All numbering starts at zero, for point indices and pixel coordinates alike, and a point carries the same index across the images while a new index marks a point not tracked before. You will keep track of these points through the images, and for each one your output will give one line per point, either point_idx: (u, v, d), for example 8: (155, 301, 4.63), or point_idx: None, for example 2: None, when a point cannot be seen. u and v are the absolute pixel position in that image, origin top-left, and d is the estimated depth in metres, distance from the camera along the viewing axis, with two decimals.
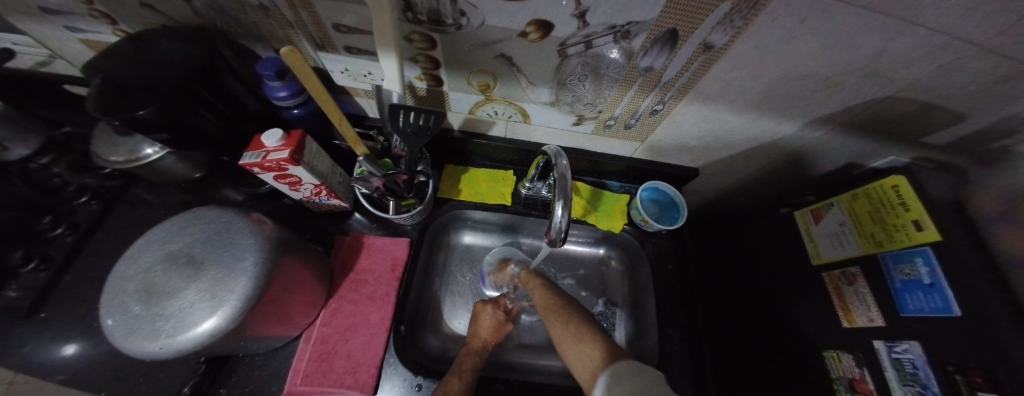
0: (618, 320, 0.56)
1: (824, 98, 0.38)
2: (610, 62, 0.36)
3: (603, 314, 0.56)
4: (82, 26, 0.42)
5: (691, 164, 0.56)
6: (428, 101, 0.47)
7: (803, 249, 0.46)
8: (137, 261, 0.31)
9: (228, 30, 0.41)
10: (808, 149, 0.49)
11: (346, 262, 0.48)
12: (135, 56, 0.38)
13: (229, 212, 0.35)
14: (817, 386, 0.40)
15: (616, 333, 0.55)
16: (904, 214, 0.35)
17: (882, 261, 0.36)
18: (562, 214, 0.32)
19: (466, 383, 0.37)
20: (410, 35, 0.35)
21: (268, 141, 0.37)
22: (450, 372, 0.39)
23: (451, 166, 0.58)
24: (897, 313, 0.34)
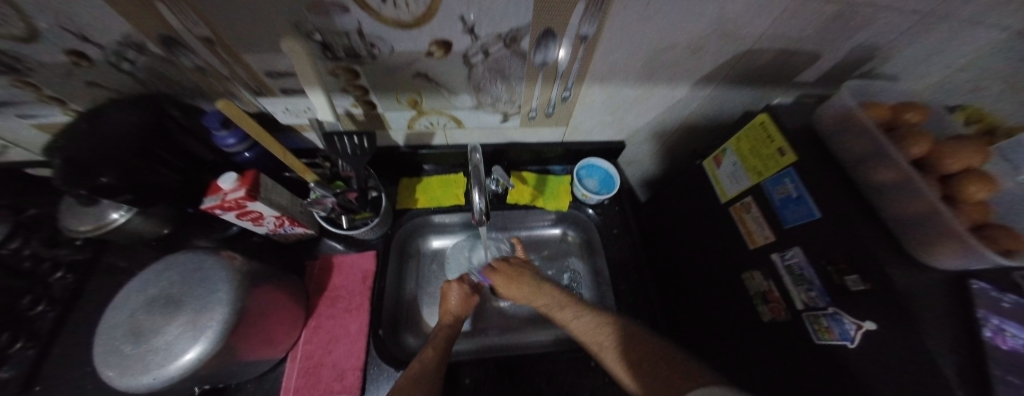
0: (584, 289, 0.62)
1: (696, 62, 0.45)
2: (510, 63, 0.42)
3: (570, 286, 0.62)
4: (33, 112, 0.46)
5: (618, 138, 0.62)
6: (369, 124, 0.52)
7: (715, 191, 0.52)
8: (122, 311, 0.35)
9: (171, 92, 0.45)
10: (710, 107, 0.56)
11: (320, 283, 0.53)
12: (87, 130, 0.42)
13: (199, 254, 0.39)
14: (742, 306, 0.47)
15: None
16: (772, 145, 0.42)
17: (765, 188, 0.43)
18: (480, 201, 0.43)
19: (438, 351, 0.43)
20: (334, 70, 0.40)
21: (224, 185, 0.40)
22: (427, 343, 0.45)
23: (406, 179, 0.63)
24: (782, 227, 0.40)
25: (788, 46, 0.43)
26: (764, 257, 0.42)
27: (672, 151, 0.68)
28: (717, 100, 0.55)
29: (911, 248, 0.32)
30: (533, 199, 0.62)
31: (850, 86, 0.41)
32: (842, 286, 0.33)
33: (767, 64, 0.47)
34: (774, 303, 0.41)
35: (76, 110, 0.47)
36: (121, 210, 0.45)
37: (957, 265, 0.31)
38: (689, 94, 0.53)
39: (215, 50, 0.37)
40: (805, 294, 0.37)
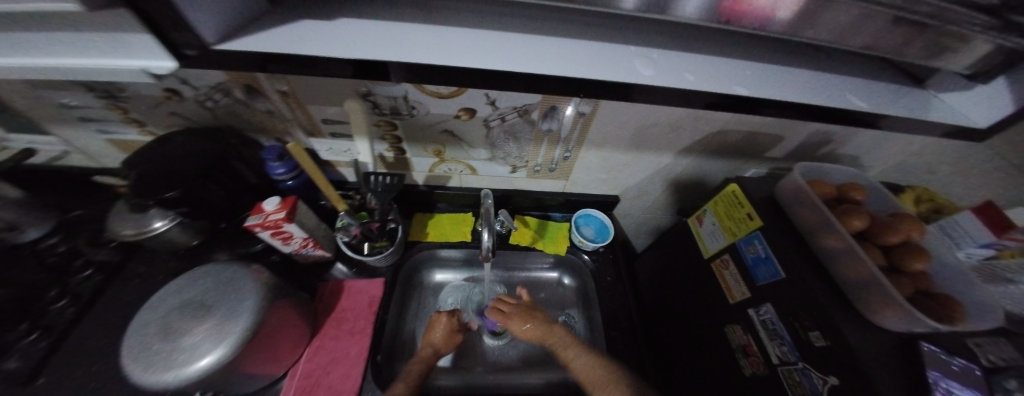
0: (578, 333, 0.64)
1: (676, 137, 0.54)
2: (521, 128, 0.51)
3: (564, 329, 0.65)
4: (114, 129, 0.55)
5: (613, 192, 0.70)
6: (396, 166, 0.60)
7: (698, 247, 0.58)
8: (155, 311, 0.39)
9: (238, 126, 0.54)
10: (693, 173, 0.64)
11: (329, 304, 0.56)
12: (160, 151, 0.49)
13: (233, 265, 0.44)
14: (725, 359, 0.49)
15: None
16: (743, 210, 0.49)
17: (739, 247, 0.48)
18: (488, 239, 0.49)
19: (409, 386, 0.44)
20: (379, 123, 0.50)
21: (269, 206, 0.47)
22: (399, 378, 0.45)
23: (419, 214, 0.69)
24: (754, 283, 0.45)
25: (752, 129, 0.52)
26: (742, 312, 0.46)
27: (663, 207, 0.75)
28: (698, 168, 0.63)
29: (864, 310, 0.36)
30: (533, 242, 0.67)
31: (805, 168, 0.49)
32: (807, 341, 0.37)
33: (737, 142, 0.56)
34: (754, 356, 0.44)
35: (150, 131, 0.56)
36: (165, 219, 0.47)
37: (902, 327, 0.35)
38: (673, 162, 0.61)
39: (288, 100, 0.47)
40: (778, 348, 0.41)
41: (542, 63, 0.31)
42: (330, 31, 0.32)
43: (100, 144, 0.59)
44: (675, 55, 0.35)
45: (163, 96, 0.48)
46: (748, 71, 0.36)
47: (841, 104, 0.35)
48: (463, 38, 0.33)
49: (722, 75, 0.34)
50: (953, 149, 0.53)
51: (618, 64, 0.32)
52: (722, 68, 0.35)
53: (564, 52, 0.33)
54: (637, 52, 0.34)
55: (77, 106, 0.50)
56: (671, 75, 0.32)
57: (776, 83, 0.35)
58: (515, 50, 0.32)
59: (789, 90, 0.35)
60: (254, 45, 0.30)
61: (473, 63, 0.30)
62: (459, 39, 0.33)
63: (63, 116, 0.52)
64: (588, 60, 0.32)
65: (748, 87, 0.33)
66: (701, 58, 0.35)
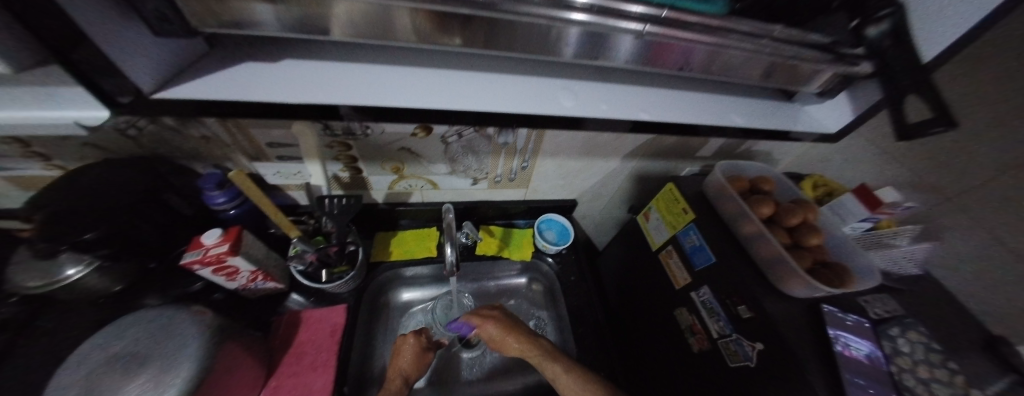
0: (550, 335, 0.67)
1: (621, 143, 0.59)
2: (479, 142, 0.53)
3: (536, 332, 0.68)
4: (10, 166, 0.47)
5: (571, 196, 0.74)
6: (353, 185, 0.59)
7: (647, 241, 0.63)
8: (67, 374, 0.34)
9: (168, 154, 0.50)
10: (640, 173, 0.71)
11: (286, 339, 0.53)
12: (63, 186, 0.43)
13: (170, 309, 0.40)
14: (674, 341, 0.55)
15: None
16: (679, 205, 0.55)
17: (680, 238, 0.54)
18: (453, 254, 0.50)
19: None
20: (331, 145, 0.49)
21: (208, 240, 0.44)
22: None
23: (382, 233, 0.68)
24: (695, 269, 0.51)
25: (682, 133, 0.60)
26: (687, 296, 0.52)
27: (618, 207, 0.81)
28: (643, 169, 0.70)
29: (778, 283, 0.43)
30: (500, 250, 0.69)
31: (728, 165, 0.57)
32: (737, 314, 0.43)
33: (672, 146, 0.63)
34: (701, 334, 0.49)
35: (58, 166, 0.49)
36: (80, 265, 0.41)
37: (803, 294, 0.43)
38: (621, 165, 0.67)
39: (226, 125, 0.44)
40: (716, 324, 0.46)
41: (486, 100, 0.38)
42: (284, 74, 0.36)
43: None
44: (595, 87, 0.45)
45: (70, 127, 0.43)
46: (651, 98, 0.46)
47: (722, 121, 0.47)
48: (419, 80, 0.39)
49: (629, 103, 0.44)
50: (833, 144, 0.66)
51: (546, 98, 0.41)
52: (631, 98, 0.45)
53: (505, 90, 0.40)
54: (564, 85, 0.43)
55: None
56: (589, 105, 0.41)
57: (672, 108, 0.46)
58: (465, 90, 0.39)
59: (682, 112, 0.46)
60: (193, 91, 0.32)
61: (423, 103, 0.36)
62: (415, 81, 0.39)
63: None
64: (523, 96, 0.40)
65: (650, 112, 0.44)
66: (615, 90, 0.45)
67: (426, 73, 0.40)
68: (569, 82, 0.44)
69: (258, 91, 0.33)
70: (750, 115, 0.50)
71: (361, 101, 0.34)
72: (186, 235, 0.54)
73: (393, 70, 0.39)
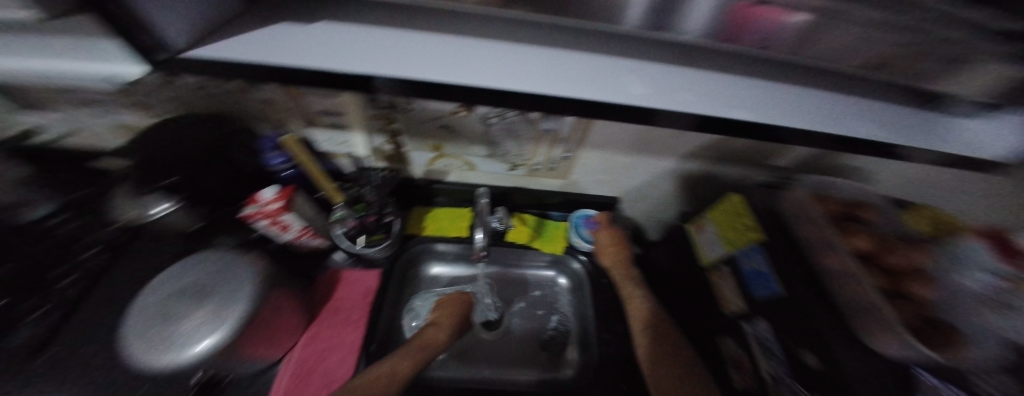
0: (572, 334, 0.65)
1: (682, 141, 0.52)
2: (521, 126, 0.50)
3: (558, 328, 0.66)
4: (118, 112, 0.55)
5: (613, 194, 0.69)
6: (395, 159, 0.60)
7: (697, 256, 0.57)
8: (157, 294, 0.41)
9: (239, 114, 0.54)
10: (698, 177, 0.62)
11: (326, 293, 0.58)
12: (157, 135, 0.49)
13: (231, 253, 0.45)
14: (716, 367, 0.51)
15: (569, 345, 0.64)
16: (743, 221, 0.48)
17: (738, 259, 0.47)
18: (482, 238, 0.49)
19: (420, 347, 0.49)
20: (376, 117, 0.49)
21: (266, 195, 0.48)
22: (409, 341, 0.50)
23: (418, 208, 0.70)
24: (751, 298, 0.44)
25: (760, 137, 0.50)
26: (738, 326, 0.46)
27: (664, 211, 0.73)
28: (703, 173, 0.61)
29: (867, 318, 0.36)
30: (531, 240, 0.67)
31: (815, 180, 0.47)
32: (800, 359, 0.37)
33: (744, 150, 0.54)
34: (747, 369, 0.44)
35: (154, 115, 0.56)
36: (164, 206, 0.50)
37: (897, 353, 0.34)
38: (677, 166, 0.59)
39: (285, 90, 0.46)
40: (769, 365, 0.41)
41: (545, 82, 0.35)
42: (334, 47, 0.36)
43: (102, 126, 0.59)
44: (672, 71, 0.39)
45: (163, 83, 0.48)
46: (742, 89, 0.39)
47: (836, 129, 0.38)
48: (479, 54, 0.37)
49: (715, 93, 0.38)
50: None
51: (614, 84, 0.36)
52: (716, 86, 0.38)
53: (566, 71, 0.37)
54: (635, 70, 0.38)
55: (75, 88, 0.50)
56: (665, 94, 0.36)
57: (769, 104, 0.38)
58: (523, 69, 0.36)
59: (785, 112, 0.38)
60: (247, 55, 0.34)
61: (480, 78, 0.35)
62: (476, 55, 0.37)
63: (62, 97, 0.52)
64: (588, 80, 0.36)
65: (740, 106, 0.37)
66: (699, 76, 0.39)
67: (488, 47, 0.38)
68: (641, 65, 0.39)
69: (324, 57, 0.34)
70: (873, 122, 0.41)
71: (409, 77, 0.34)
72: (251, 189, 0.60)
73: (448, 39, 0.38)
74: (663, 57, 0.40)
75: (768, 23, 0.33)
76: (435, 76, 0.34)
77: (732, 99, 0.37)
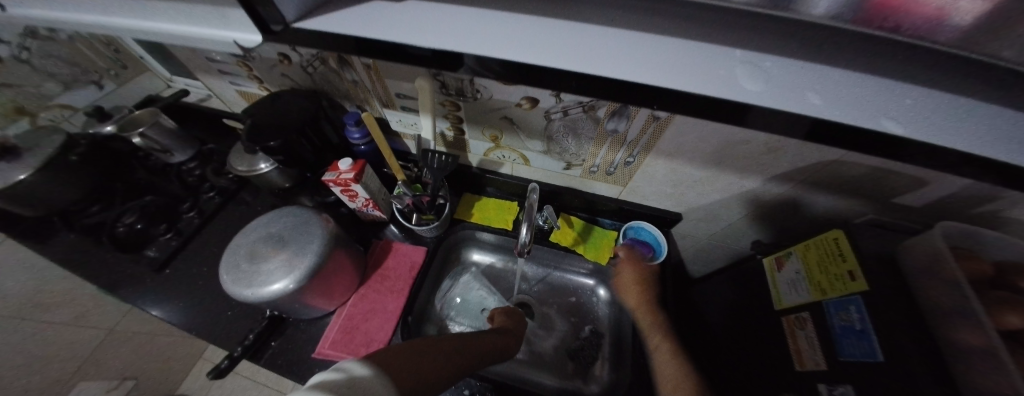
0: (604, 348, 0.62)
1: (773, 160, 0.45)
2: (584, 125, 0.48)
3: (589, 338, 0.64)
4: (240, 82, 0.67)
5: (674, 209, 0.63)
6: (454, 145, 0.62)
7: (770, 294, 0.49)
8: (249, 236, 0.48)
9: (330, 91, 0.62)
10: (784, 204, 0.54)
11: (377, 260, 0.63)
12: (269, 105, 0.59)
13: (306, 211, 0.52)
14: None
15: (600, 360, 0.61)
16: (843, 265, 0.40)
17: (826, 308, 0.39)
18: (527, 234, 0.49)
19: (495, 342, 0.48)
20: (444, 103, 0.51)
21: (343, 166, 0.54)
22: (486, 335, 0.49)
23: (468, 194, 0.72)
24: (836, 357, 0.36)
25: (881, 167, 0.41)
26: (807, 383, 0.38)
27: (732, 236, 0.65)
28: (791, 200, 0.53)
29: None
30: (575, 244, 0.65)
31: (962, 230, 0.37)
32: None
33: (857, 180, 0.45)
34: None
35: (266, 87, 0.67)
36: (266, 162, 0.59)
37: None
38: (759, 187, 0.51)
39: (370, 72, 0.51)
40: None
41: (597, 58, 0.22)
42: None
43: (230, 93, 0.72)
44: (800, 66, 0.22)
45: (278, 60, 0.57)
46: (926, 97, 0.21)
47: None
48: (514, 21, 0.25)
49: (871, 99, 0.21)
50: None
51: (705, 72, 0.21)
52: (880, 95, 0.21)
53: (631, 50, 0.23)
54: (742, 57, 0.22)
55: (218, 61, 0.62)
56: (789, 93, 0.21)
57: (972, 123, 0.20)
58: (572, 44, 0.24)
59: (987, 134, 0.20)
60: None
61: (493, 47, 0.23)
62: (491, 24, 0.25)
63: (208, 67, 0.65)
64: (670, 64, 0.22)
65: (906, 123, 0.20)
66: (852, 76, 0.22)
67: (502, 18, 0.26)
68: (752, 52, 0.23)
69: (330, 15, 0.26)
70: None
71: None
72: (331, 158, 0.68)
73: (469, 9, 0.26)
74: (775, 45, 0.23)
75: (917, 19, 0.17)
76: (464, 45, 0.23)
77: (904, 113, 0.20)
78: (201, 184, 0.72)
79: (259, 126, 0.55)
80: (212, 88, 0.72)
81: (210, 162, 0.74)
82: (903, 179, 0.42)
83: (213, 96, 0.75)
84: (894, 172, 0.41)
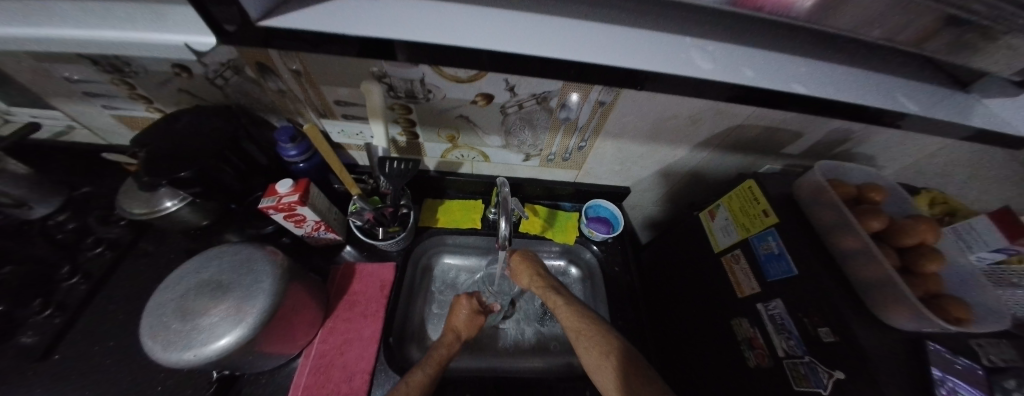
0: None
1: (697, 130, 0.53)
2: (538, 117, 0.50)
3: None
4: (121, 105, 0.55)
5: (623, 183, 0.69)
6: (409, 150, 0.60)
7: (708, 241, 0.58)
8: (174, 290, 0.40)
9: (249, 106, 0.53)
10: (708, 166, 0.63)
11: (341, 287, 0.57)
12: (167, 129, 0.49)
13: (247, 247, 0.45)
14: (721, 347, 0.51)
15: None
16: (758, 206, 0.49)
17: (752, 243, 0.48)
18: (507, 228, 0.49)
19: (428, 376, 0.44)
20: (393, 107, 0.48)
21: (282, 188, 0.47)
22: (420, 364, 0.45)
23: (430, 200, 0.69)
24: (765, 280, 0.45)
25: (771, 125, 0.51)
26: (750, 306, 0.47)
27: (673, 200, 0.74)
28: (713, 161, 0.62)
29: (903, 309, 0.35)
30: (543, 231, 0.68)
31: (829, 165, 0.48)
32: (815, 336, 0.38)
33: (756, 138, 0.55)
34: (759, 349, 0.44)
35: (157, 109, 0.56)
36: (175, 199, 0.49)
37: (902, 325, 0.36)
38: (688, 154, 0.60)
39: (300, 80, 0.45)
40: (784, 342, 0.41)
41: (554, 47, 0.26)
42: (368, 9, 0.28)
43: (105, 120, 0.59)
44: (733, 48, 0.30)
45: (173, 74, 0.47)
46: (774, 65, 0.29)
47: (893, 106, 0.30)
48: (463, 28, 0.27)
49: (784, 70, 0.29)
50: (972, 151, 0.52)
51: (671, 56, 0.28)
52: (744, 65, 0.29)
53: (582, 49, 0.27)
54: (692, 43, 0.29)
55: (83, 81, 0.49)
56: (729, 69, 0.28)
57: (805, 80, 0.29)
58: (518, 46, 0.26)
59: (850, 87, 0.30)
60: (309, 19, 0.26)
61: (473, 43, 0.26)
62: (471, 28, 0.27)
63: (66, 90, 0.52)
64: (645, 50, 0.28)
65: (804, 84, 0.29)
66: (724, 49, 0.29)
67: (494, 15, 0.28)
68: (699, 39, 0.30)
69: (307, 11, 0.27)
70: (909, 96, 0.32)
71: (422, 36, 0.26)
72: (262, 183, 0.59)
73: (439, 4, 0.28)
74: (708, 32, 0.30)
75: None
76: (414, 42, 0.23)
77: (806, 79, 0.29)
78: (82, 240, 0.57)
79: (156, 156, 0.45)
80: (76, 116, 0.58)
81: (89, 211, 0.61)
82: (787, 132, 0.53)
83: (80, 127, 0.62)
84: (782, 128, 0.52)
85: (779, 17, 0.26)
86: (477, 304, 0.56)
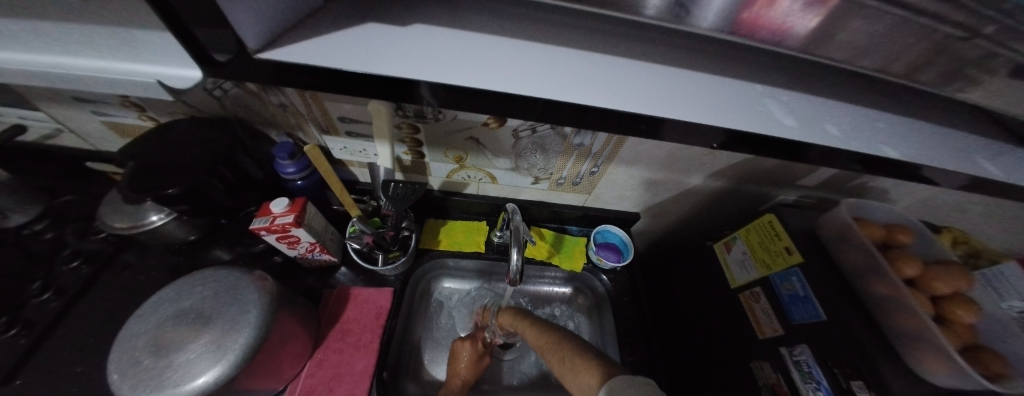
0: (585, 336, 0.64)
1: (714, 159, 0.51)
2: (551, 141, 0.48)
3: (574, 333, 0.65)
4: (112, 112, 0.52)
5: (634, 208, 0.67)
6: (413, 169, 0.57)
7: (723, 274, 0.55)
8: (150, 319, 0.37)
9: (248, 118, 0.51)
10: (721, 194, 0.61)
11: (333, 313, 0.53)
12: (161, 139, 0.46)
13: (235, 271, 0.41)
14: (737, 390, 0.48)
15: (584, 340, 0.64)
16: (779, 242, 0.47)
17: (772, 281, 0.46)
18: (516, 257, 0.45)
19: None
20: (400, 125, 0.46)
21: (277, 208, 0.44)
22: None
23: (432, 220, 0.66)
24: (789, 321, 0.42)
25: None
26: (772, 349, 0.43)
27: (683, 227, 0.72)
28: (727, 191, 0.60)
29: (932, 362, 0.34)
30: (549, 256, 0.65)
31: (850, 202, 0.46)
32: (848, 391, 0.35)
33: (773, 170, 0.53)
34: None
35: (150, 117, 0.53)
36: (161, 213, 0.46)
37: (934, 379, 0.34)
38: (702, 183, 0.58)
39: (305, 95, 0.43)
40: (812, 393, 0.38)
41: (604, 92, 0.22)
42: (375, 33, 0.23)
43: (95, 125, 0.56)
44: (808, 98, 0.26)
45: None
46: (847, 112, 0.26)
47: (973, 168, 0.26)
48: (488, 56, 0.22)
49: (866, 128, 0.26)
50: None
51: (747, 107, 0.23)
52: (820, 116, 0.25)
53: (623, 74, 0.23)
54: (764, 91, 0.25)
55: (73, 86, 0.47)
56: (815, 126, 0.24)
57: (890, 137, 0.26)
58: (559, 75, 0.22)
59: (923, 144, 0.26)
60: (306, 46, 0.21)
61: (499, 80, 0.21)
62: None
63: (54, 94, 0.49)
64: (703, 95, 0.23)
65: (895, 146, 0.25)
66: (802, 98, 0.26)
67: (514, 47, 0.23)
68: (771, 87, 0.26)
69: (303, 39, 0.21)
70: (991, 155, 0.28)
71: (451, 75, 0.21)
72: (256, 198, 0.56)
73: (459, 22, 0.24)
74: (775, 78, 0.26)
75: None
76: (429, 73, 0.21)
77: (892, 137, 0.26)
78: (59, 252, 0.53)
79: (145, 169, 0.42)
80: (64, 120, 0.55)
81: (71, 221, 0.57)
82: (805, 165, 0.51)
83: (67, 131, 0.58)
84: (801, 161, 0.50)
85: (860, 67, 0.22)
86: (480, 345, 0.54)
